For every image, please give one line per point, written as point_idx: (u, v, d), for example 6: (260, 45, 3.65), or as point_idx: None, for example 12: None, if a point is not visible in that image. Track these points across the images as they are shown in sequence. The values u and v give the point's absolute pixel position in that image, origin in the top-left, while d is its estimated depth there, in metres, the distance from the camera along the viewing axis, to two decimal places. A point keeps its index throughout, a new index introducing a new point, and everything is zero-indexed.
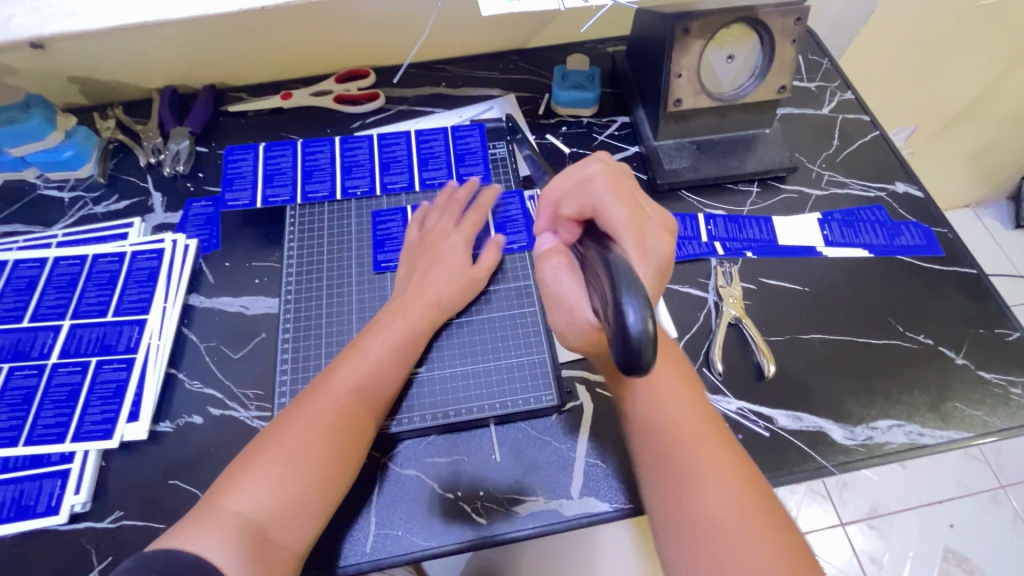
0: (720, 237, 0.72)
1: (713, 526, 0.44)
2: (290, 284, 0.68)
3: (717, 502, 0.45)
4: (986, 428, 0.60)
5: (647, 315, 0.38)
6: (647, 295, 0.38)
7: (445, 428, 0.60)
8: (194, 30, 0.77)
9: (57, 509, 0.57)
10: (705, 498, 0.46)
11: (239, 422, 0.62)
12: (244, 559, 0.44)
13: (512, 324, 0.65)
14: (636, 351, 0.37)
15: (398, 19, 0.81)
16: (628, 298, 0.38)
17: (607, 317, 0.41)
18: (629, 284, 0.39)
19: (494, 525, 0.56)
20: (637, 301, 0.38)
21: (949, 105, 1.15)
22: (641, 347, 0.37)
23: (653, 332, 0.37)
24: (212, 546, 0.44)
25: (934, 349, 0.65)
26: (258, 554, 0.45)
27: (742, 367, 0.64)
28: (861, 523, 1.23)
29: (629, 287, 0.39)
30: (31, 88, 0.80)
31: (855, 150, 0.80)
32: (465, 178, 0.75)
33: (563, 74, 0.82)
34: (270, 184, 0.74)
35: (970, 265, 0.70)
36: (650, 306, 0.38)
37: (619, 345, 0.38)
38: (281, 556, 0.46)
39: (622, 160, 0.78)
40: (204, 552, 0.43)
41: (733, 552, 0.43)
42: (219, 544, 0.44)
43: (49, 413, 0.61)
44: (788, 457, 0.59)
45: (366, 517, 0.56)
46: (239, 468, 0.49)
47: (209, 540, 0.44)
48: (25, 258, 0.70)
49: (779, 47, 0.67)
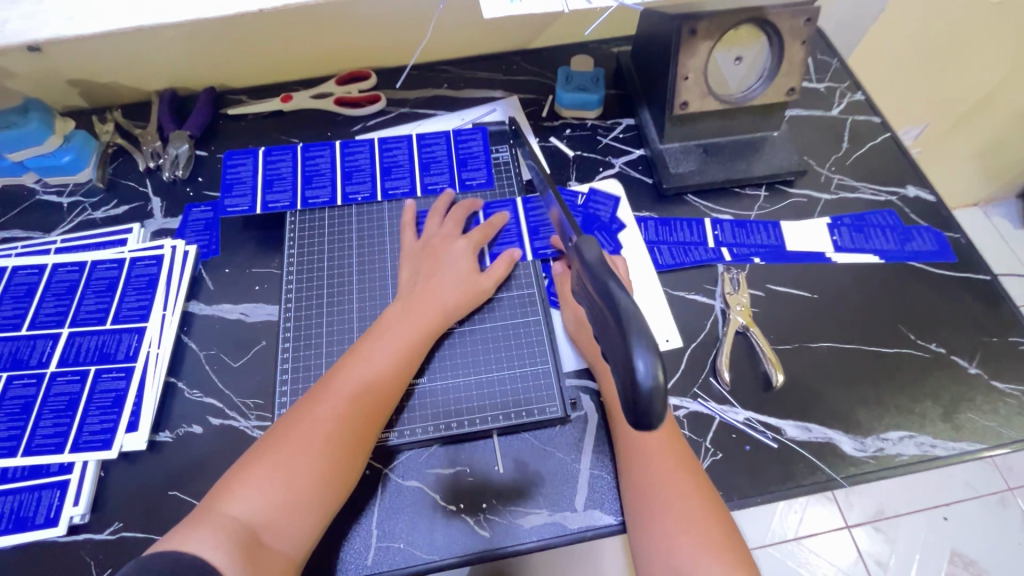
0: (727, 243, 0.71)
1: (653, 489, 0.50)
2: (290, 291, 0.68)
3: (657, 467, 0.51)
4: (999, 439, 0.59)
5: (658, 366, 0.37)
6: (657, 344, 0.38)
7: (446, 440, 0.59)
8: (192, 32, 0.76)
9: (55, 521, 0.56)
10: (649, 463, 0.51)
11: (240, 432, 0.61)
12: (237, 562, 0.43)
13: (514, 333, 0.64)
14: (647, 407, 0.37)
15: (400, 20, 0.80)
16: (638, 349, 0.37)
17: (615, 362, 0.41)
18: (637, 331, 0.38)
19: (496, 538, 0.55)
20: (647, 352, 0.37)
21: (959, 104, 1.13)
22: (651, 401, 0.37)
23: (664, 386, 0.37)
24: (208, 548, 0.43)
25: (946, 357, 0.63)
26: (250, 560, 0.44)
27: (749, 376, 0.63)
28: (867, 526, 1.21)
29: (637, 335, 0.38)
30: (29, 91, 0.79)
31: (865, 152, 0.78)
32: (467, 183, 0.74)
33: (567, 76, 0.81)
34: (270, 190, 0.73)
35: (984, 271, 0.69)
36: (660, 356, 0.37)
37: (630, 398, 0.38)
38: (274, 561, 0.45)
39: (627, 164, 0.77)
40: (199, 554, 0.43)
41: (667, 510, 0.49)
42: (212, 547, 0.43)
43: (48, 423, 0.60)
44: (796, 469, 0.58)
45: (367, 529, 0.55)
46: (237, 472, 0.48)
47: (202, 542, 0.43)
48: (24, 265, 0.69)
49: (788, 48, 0.65)
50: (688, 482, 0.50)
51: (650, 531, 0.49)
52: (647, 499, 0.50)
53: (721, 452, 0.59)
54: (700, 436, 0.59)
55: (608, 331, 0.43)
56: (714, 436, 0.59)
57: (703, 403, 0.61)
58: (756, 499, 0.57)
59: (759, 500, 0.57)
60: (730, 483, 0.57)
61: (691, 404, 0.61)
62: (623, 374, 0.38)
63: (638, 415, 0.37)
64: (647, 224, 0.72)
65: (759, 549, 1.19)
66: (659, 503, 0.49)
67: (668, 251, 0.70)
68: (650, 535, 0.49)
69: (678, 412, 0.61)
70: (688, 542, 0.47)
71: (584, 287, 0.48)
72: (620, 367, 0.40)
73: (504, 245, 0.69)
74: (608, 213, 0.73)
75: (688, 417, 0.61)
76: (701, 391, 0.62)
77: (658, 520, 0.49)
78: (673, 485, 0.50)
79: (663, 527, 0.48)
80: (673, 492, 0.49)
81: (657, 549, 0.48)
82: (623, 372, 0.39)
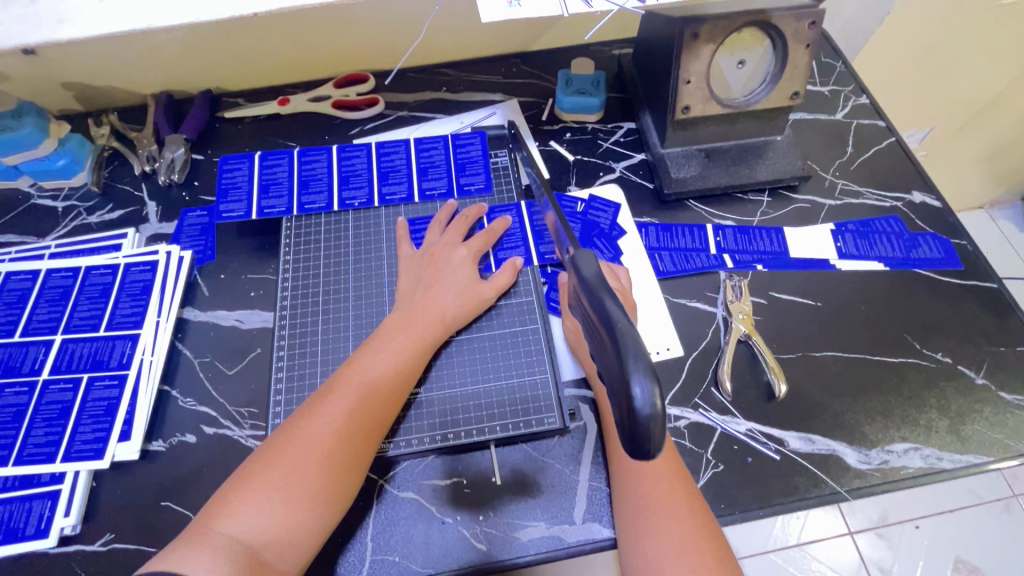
0: (729, 249, 0.70)
1: (646, 507, 0.49)
2: (285, 299, 0.67)
3: (649, 486, 0.50)
4: (1007, 451, 0.58)
5: (656, 393, 0.36)
6: (654, 367, 0.37)
7: (444, 451, 0.58)
8: (188, 36, 0.75)
9: (46, 532, 0.55)
10: (644, 482, 0.50)
11: (233, 441, 0.61)
12: None
13: (514, 342, 0.63)
14: (645, 434, 0.37)
15: (400, 22, 0.79)
16: (636, 374, 0.37)
17: (613, 384, 0.40)
18: (634, 356, 0.38)
19: (493, 551, 0.54)
20: (644, 376, 0.36)
21: (966, 107, 1.11)
22: (648, 429, 0.36)
23: (663, 412, 0.36)
24: (205, 570, 0.41)
25: (953, 368, 0.62)
26: None
27: (752, 386, 0.61)
28: (869, 532, 1.19)
29: (634, 359, 0.37)
30: (23, 94, 0.78)
31: (870, 158, 0.77)
32: (466, 189, 0.73)
33: (568, 79, 0.80)
34: (266, 195, 0.72)
35: (991, 278, 0.68)
36: (657, 379, 0.37)
37: (628, 425, 0.37)
38: None
39: (628, 168, 0.76)
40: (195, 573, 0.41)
41: (658, 531, 0.47)
42: (210, 567, 0.42)
43: (40, 432, 0.59)
44: (800, 481, 0.57)
45: (361, 541, 0.55)
46: (235, 487, 0.47)
47: (200, 562, 0.42)
48: (18, 270, 0.69)
49: (792, 52, 0.64)
50: (682, 504, 0.49)
51: (640, 549, 0.48)
52: (639, 517, 0.49)
53: (722, 464, 0.58)
54: (702, 447, 0.58)
55: (604, 351, 0.42)
56: (716, 448, 0.58)
57: (704, 414, 0.60)
58: (759, 513, 0.56)
59: (761, 513, 0.56)
60: (732, 496, 0.56)
61: (692, 414, 0.60)
62: (621, 400, 0.37)
63: (637, 440, 0.37)
64: (648, 230, 0.71)
65: (761, 554, 1.17)
66: (652, 521, 0.48)
67: (669, 257, 0.69)
68: (640, 553, 0.48)
69: (678, 423, 0.60)
70: (677, 565, 0.46)
71: (581, 302, 0.47)
72: (618, 390, 0.39)
73: (506, 251, 0.68)
74: (608, 219, 0.72)
75: (688, 428, 0.59)
76: (702, 401, 0.61)
77: (649, 540, 0.47)
78: (666, 504, 0.49)
79: (654, 547, 0.47)
80: (664, 511, 0.48)
81: (646, 568, 0.47)
82: (621, 397, 0.38)
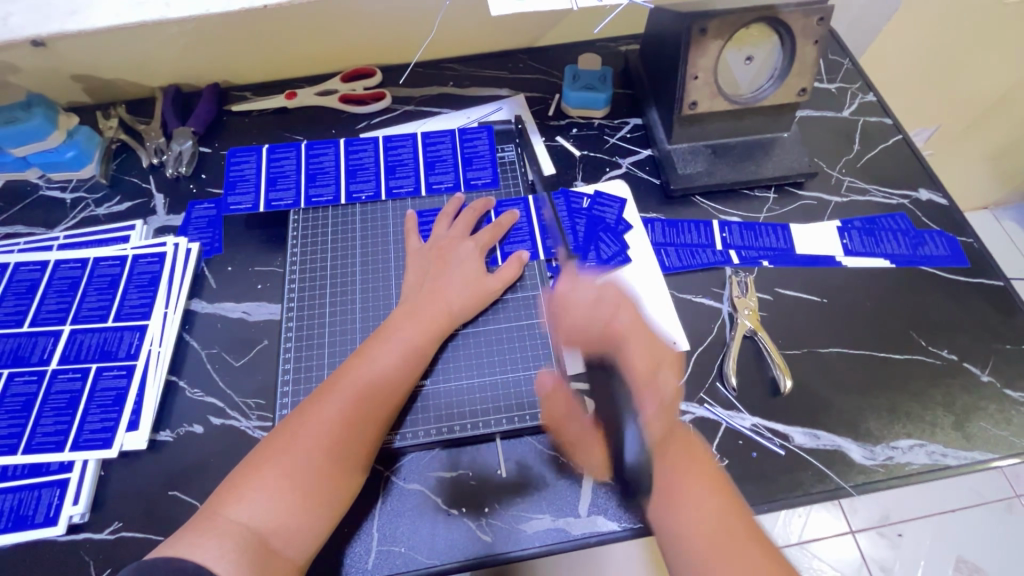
0: (735, 245, 0.70)
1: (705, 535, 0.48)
2: (293, 291, 0.67)
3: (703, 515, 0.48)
4: (1011, 449, 0.58)
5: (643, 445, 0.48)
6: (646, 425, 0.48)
7: (449, 442, 0.59)
8: (197, 29, 0.75)
9: (55, 520, 0.55)
10: (686, 511, 0.49)
11: (241, 432, 0.61)
12: (245, 568, 0.42)
13: (520, 335, 0.63)
14: (636, 476, 0.48)
15: (408, 16, 0.79)
16: (631, 431, 0.47)
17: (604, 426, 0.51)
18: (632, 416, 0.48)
19: (498, 542, 0.55)
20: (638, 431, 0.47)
21: (972, 105, 1.11)
22: (637, 473, 0.48)
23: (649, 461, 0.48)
24: (214, 557, 0.42)
25: (958, 364, 0.62)
26: (259, 565, 0.43)
27: (756, 382, 0.62)
28: (871, 531, 1.19)
29: (632, 417, 0.48)
30: (33, 86, 0.79)
31: (877, 155, 0.77)
32: (473, 183, 0.73)
33: (574, 74, 0.80)
34: (274, 187, 0.72)
35: (997, 276, 0.68)
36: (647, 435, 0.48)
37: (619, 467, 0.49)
38: (281, 569, 0.44)
39: (634, 164, 0.76)
40: (204, 562, 0.41)
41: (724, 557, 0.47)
42: (219, 554, 0.42)
43: (49, 421, 0.60)
44: (805, 476, 0.57)
45: (368, 531, 0.55)
46: (243, 474, 0.47)
47: (209, 551, 0.42)
48: (26, 261, 0.69)
49: (801, 48, 0.64)
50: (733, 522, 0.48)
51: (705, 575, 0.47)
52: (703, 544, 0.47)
53: (727, 459, 0.58)
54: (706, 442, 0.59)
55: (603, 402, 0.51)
56: (721, 442, 0.59)
57: (709, 409, 0.60)
58: (762, 507, 0.56)
59: (765, 508, 0.56)
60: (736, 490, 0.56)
61: (697, 409, 0.60)
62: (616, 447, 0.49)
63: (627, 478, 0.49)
64: (654, 225, 0.71)
65: None
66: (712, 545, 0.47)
67: (675, 253, 0.69)
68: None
69: (683, 417, 0.60)
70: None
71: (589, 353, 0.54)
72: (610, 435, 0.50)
73: (513, 244, 0.68)
74: (615, 214, 0.72)
75: (693, 423, 0.60)
76: (707, 396, 0.61)
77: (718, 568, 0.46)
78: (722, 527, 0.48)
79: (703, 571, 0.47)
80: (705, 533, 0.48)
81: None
82: (614, 442, 0.49)
